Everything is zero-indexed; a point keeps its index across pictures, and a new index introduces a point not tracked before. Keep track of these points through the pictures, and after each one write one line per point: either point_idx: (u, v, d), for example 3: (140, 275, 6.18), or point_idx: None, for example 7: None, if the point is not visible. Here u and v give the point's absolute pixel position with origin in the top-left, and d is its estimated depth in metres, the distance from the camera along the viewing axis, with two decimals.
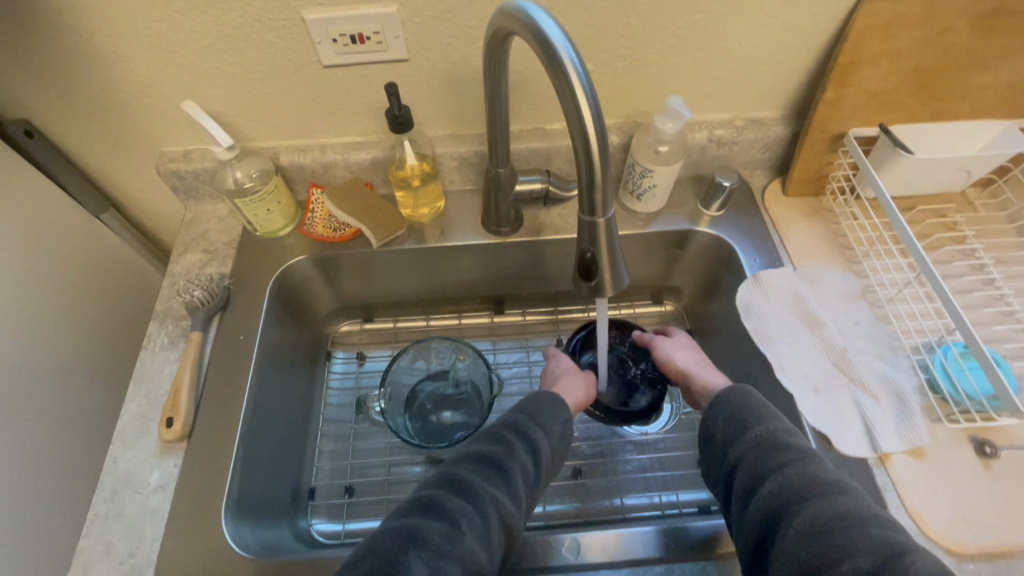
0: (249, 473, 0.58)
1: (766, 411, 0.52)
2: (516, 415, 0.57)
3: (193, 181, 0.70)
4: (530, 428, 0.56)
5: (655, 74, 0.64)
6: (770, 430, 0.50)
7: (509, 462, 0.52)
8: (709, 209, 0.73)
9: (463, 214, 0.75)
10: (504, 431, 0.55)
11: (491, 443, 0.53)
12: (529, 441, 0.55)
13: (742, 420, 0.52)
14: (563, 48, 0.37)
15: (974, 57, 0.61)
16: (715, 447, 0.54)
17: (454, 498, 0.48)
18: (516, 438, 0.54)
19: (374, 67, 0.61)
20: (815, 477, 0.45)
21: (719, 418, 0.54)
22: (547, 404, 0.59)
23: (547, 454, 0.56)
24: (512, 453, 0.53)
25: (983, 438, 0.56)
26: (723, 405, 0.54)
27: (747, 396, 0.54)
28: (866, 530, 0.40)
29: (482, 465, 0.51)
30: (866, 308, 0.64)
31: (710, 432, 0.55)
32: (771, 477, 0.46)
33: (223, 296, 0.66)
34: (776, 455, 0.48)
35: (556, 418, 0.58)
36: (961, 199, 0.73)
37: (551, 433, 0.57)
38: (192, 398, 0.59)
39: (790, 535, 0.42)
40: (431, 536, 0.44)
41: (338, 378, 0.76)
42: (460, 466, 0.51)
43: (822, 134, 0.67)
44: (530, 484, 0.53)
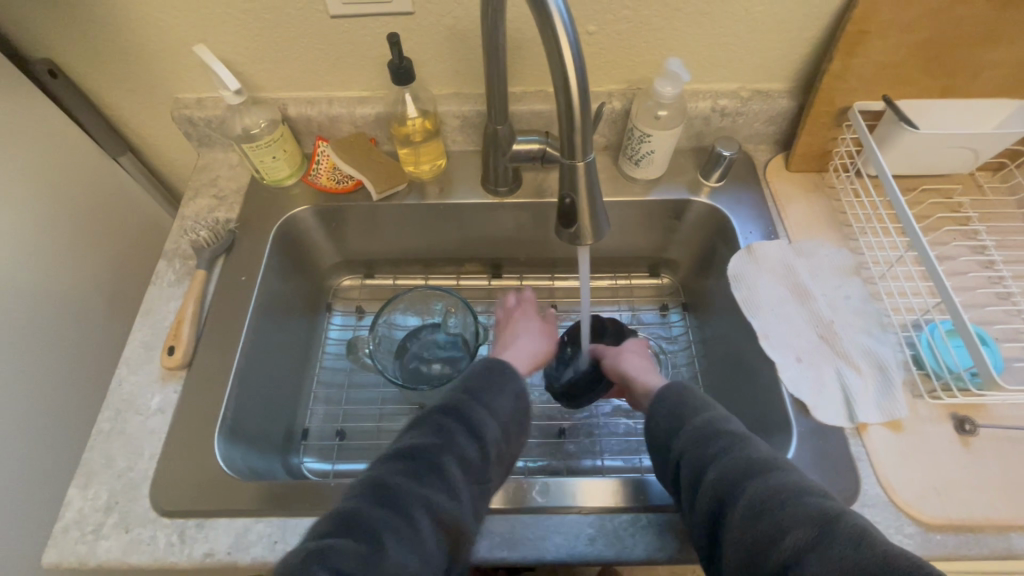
0: (243, 405, 0.61)
1: (700, 401, 0.51)
2: (455, 396, 0.52)
3: (205, 128, 0.72)
4: (472, 411, 0.50)
5: (659, 38, 0.64)
6: (705, 418, 0.49)
7: (445, 455, 0.47)
8: (709, 179, 0.73)
9: (465, 174, 0.76)
10: (440, 420, 0.50)
11: (423, 435, 0.48)
12: (469, 425, 0.50)
13: (679, 416, 0.51)
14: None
15: (990, 31, 0.59)
16: (660, 436, 0.52)
17: (377, 509, 0.43)
18: (452, 425, 0.49)
19: (379, 19, 0.62)
20: (753, 457, 0.44)
21: (659, 411, 0.53)
22: (489, 378, 0.54)
23: (496, 436, 0.51)
24: (450, 443, 0.48)
25: (964, 415, 0.56)
26: (660, 400, 0.53)
27: (683, 391, 0.53)
28: (803, 500, 0.39)
29: (408, 465, 0.46)
30: (859, 285, 0.64)
31: (654, 426, 0.53)
32: (712, 465, 0.45)
33: (228, 239, 0.68)
34: (715, 443, 0.46)
35: (503, 398, 0.53)
36: (969, 182, 0.72)
37: (499, 412, 0.52)
38: (194, 330, 0.62)
39: (737, 519, 0.41)
40: (345, 558, 0.39)
41: (337, 329, 0.79)
42: (385, 471, 0.46)
43: (827, 107, 0.66)
44: (475, 473, 0.48)
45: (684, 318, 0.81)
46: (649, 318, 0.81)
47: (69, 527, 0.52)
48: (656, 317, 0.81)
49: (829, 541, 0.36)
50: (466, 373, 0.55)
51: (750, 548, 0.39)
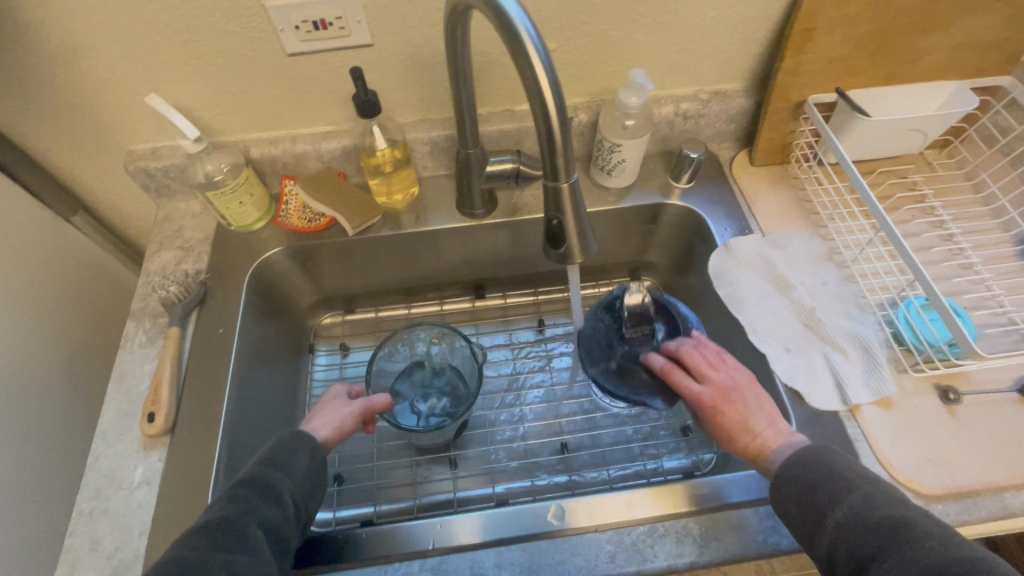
0: (236, 464, 0.58)
1: (847, 475, 0.45)
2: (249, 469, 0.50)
3: (163, 178, 0.69)
4: (271, 474, 0.50)
5: (618, 49, 0.65)
6: (864, 499, 0.42)
7: (249, 518, 0.45)
8: (679, 181, 0.74)
9: (439, 200, 0.75)
10: (241, 491, 0.47)
11: (224, 506, 0.45)
12: (269, 489, 0.48)
13: (817, 496, 0.45)
14: (522, 26, 0.37)
15: (924, 20, 0.63)
16: (794, 511, 0.46)
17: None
18: (256, 492, 0.48)
19: (339, 54, 0.60)
20: (943, 551, 0.37)
21: (790, 490, 0.46)
22: (286, 443, 0.53)
23: (297, 497, 0.50)
24: (253, 507, 0.46)
25: (947, 385, 0.58)
26: (792, 477, 0.47)
27: (820, 462, 0.47)
28: None
29: (209, 534, 0.43)
30: (834, 270, 0.66)
31: (790, 509, 0.46)
32: (891, 560, 0.38)
33: (200, 291, 0.65)
34: (874, 531, 0.40)
35: (301, 457, 0.53)
36: (920, 161, 0.76)
37: (297, 475, 0.51)
38: (173, 392, 0.59)
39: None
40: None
41: (322, 370, 0.77)
42: (177, 549, 0.42)
43: (783, 103, 0.69)
44: (279, 532, 0.47)
45: None
46: None
47: None
48: None
49: None
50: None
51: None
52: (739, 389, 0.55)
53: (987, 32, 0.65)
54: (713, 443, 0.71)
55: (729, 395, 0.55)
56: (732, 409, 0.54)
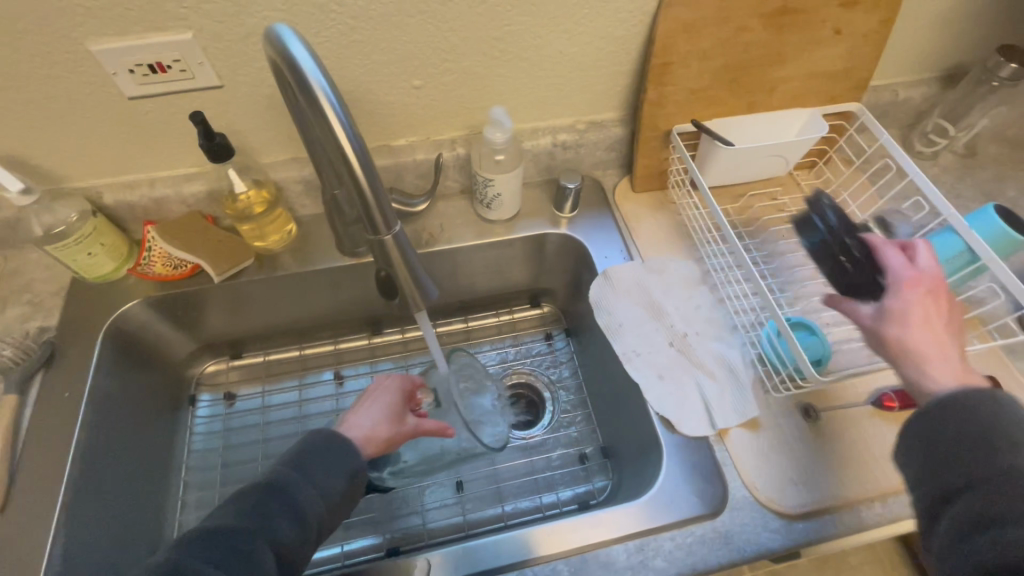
0: (79, 540, 0.54)
1: None
2: (278, 468, 0.46)
3: (5, 230, 0.64)
4: (296, 486, 0.45)
5: (486, 85, 0.65)
6: None
7: (258, 540, 0.41)
8: (563, 211, 0.75)
9: (320, 238, 0.73)
10: (261, 499, 0.43)
11: (238, 517, 0.42)
12: (291, 500, 0.44)
13: (992, 437, 0.37)
14: (326, 93, 0.36)
15: (771, 54, 0.66)
16: (945, 451, 0.38)
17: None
18: (276, 503, 0.44)
19: (184, 96, 0.57)
20: None
21: (953, 422, 0.39)
22: (322, 447, 0.48)
23: (318, 519, 0.45)
24: (267, 526, 0.42)
25: (808, 402, 0.60)
26: (968, 411, 0.38)
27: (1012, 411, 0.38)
28: None
29: (211, 550, 0.40)
30: (706, 293, 0.68)
31: (936, 429, 0.39)
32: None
33: (45, 350, 0.61)
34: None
35: (336, 473, 0.47)
36: (790, 182, 0.79)
37: (326, 490, 0.46)
38: (4, 469, 0.54)
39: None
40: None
41: (203, 423, 0.73)
42: (183, 553, 0.39)
43: (653, 132, 0.71)
44: (289, 556, 0.42)
45: (568, 343, 0.82)
46: (536, 349, 0.82)
47: None
48: (542, 346, 0.82)
49: None
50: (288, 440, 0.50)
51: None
52: (946, 301, 0.46)
53: (832, 62, 0.68)
54: (608, 470, 0.71)
55: (942, 296, 0.46)
56: (919, 302, 0.45)
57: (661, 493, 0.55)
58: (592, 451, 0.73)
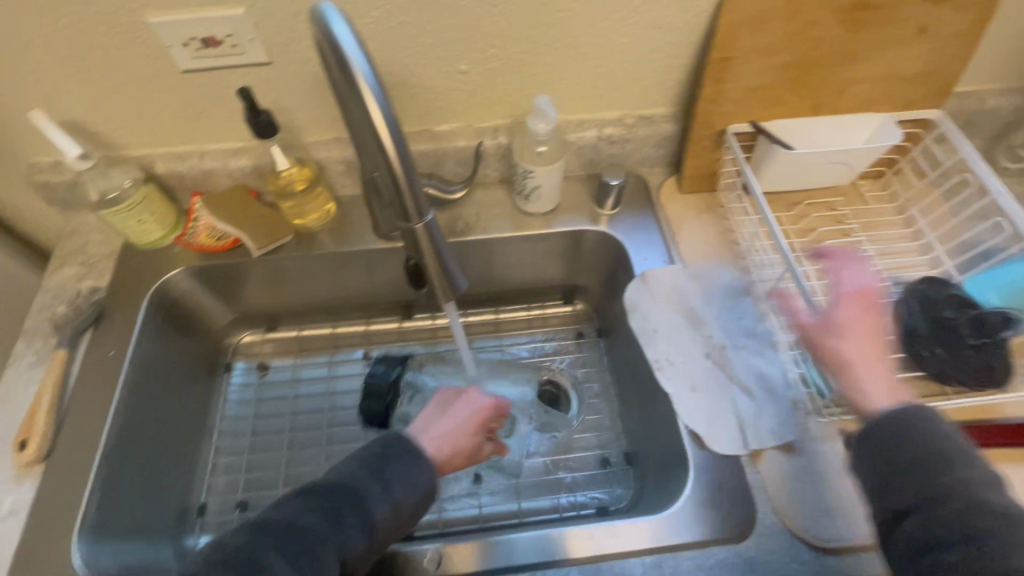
0: (113, 495, 0.56)
1: (953, 451, 0.43)
2: (355, 472, 0.45)
3: (66, 192, 0.67)
4: (369, 492, 0.44)
5: (533, 73, 0.63)
6: (961, 483, 0.41)
7: (329, 545, 0.41)
8: (604, 208, 0.72)
9: (358, 219, 0.73)
10: (339, 500, 0.44)
11: (313, 516, 0.42)
12: (362, 508, 0.44)
13: (926, 460, 0.43)
14: (365, 75, 0.35)
15: (845, 52, 0.61)
16: (894, 482, 0.43)
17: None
18: (348, 509, 0.43)
19: (235, 71, 0.58)
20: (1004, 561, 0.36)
21: (880, 442, 0.45)
22: (400, 455, 0.47)
23: (387, 525, 0.45)
24: (338, 529, 0.42)
25: (853, 430, 0.56)
26: (905, 440, 0.44)
27: (930, 424, 0.44)
28: None
29: (284, 542, 0.41)
30: (750, 305, 0.64)
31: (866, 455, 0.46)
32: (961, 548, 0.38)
33: (95, 310, 0.64)
34: (977, 520, 0.39)
35: (412, 485, 0.46)
36: (852, 192, 0.74)
37: (399, 500, 0.45)
38: (52, 419, 0.57)
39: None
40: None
41: (237, 390, 0.75)
42: (258, 540, 0.41)
43: (706, 131, 0.67)
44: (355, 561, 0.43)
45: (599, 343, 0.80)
46: (565, 346, 0.80)
47: None
48: (571, 344, 0.80)
49: None
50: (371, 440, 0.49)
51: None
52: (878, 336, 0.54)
53: (914, 64, 0.63)
54: (630, 478, 0.68)
55: (855, 304, 0.55)
56: (854, 314, 0.55)
57: (687, 510, 0.53)
58: (616, 456, 0.71)
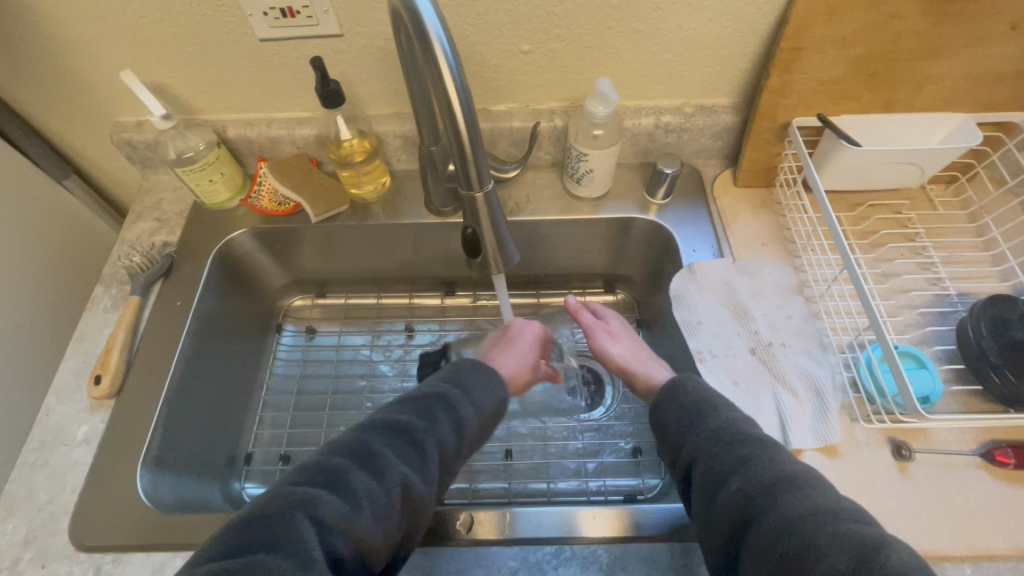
0: (172, 432, 0.61)
1: (722, 401, 0.50)
2: (442, 384, 0.52)
3: (145, 151, 0.72)
4: (456, 397, 0.51)
5: (594, 56, 0.63)
6: (727, 420, 0.48)
7: (426, 436, 0.48)
8: (655, 196, 0.72)
9: (410, 193, 0.75)
10: (432, 402, 0.50)
11: (408, 413, 0.49)
12: (453, 409, 0.50)
13: (694, 415, 0.50)
14: (440, 41, 0.36)
15: (927, 46, 0.58)
16: (670, 438, 0.51)
17: (359, 471, 0.44)
18: (439, 408, 0.50)
19: (308, 41, 0.61)
20: (782, 469, 0.42)
21: (674, 407, 0.52)
22: (474, 372, 0.54)
23: (474, 423, 0.51)
24: (432, 424, 0.48)
25: (902, 440, 0.54)
26: (679, 399, 0.52)
27: (701, 387, 0.53)
28: (843, 528, 0.37)
29: (393, 434, 0.47)
30: (801, 304, 0.62)
31: (665, 421, 0.52)
32: (736, 474, 0.43)
33: (165, 263, 0.68)
34: (740, 447, 0.45)
35: (488, 390, 0.54)
36: (920, 196, 0.71)
37: (480, 402, 0.52)
38: (123, 358, 0.61)
39: (762, 534, 0.39)
40: (329, 513, 0.41)
41: (285, 350, 0.79)
42: (368, 432, 0.47)
43: (768, 123, 0.65)
44: (448, 454, 0.49)
45: (638, 334, 0.79)
46: None
47: None
48: None
49: (870, 574, 0.34)
50: (454, 363, 0.56)
51: (777, 568, 0.37)
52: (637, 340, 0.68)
53: (1002, 63, 0.59)
54: (662, 468, 0.69)
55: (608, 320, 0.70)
56: (616, 323, 0.69)
57: None
58: (648, 447, 0.71)
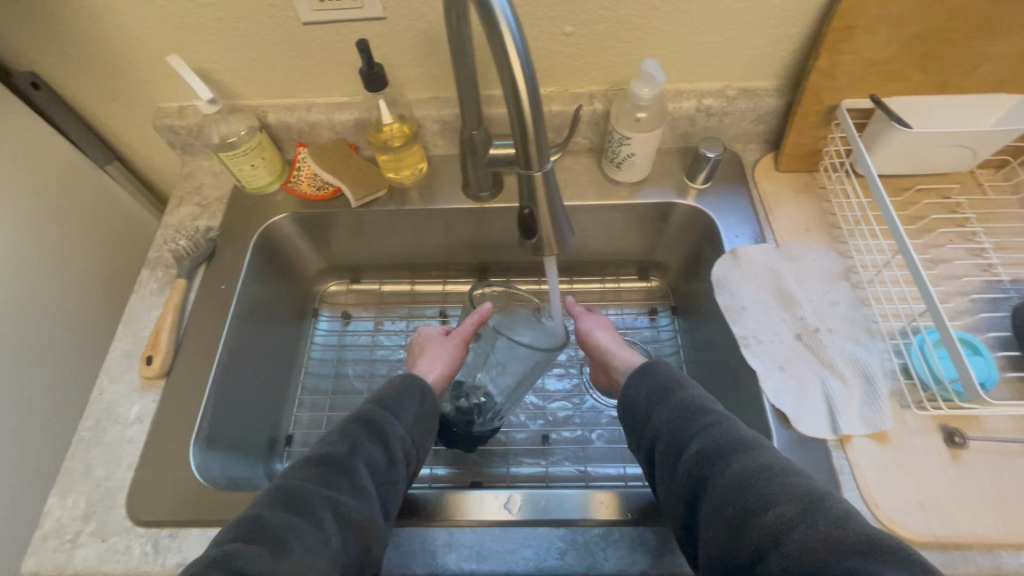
0: (221, 412, 0.62)
1: (686, 378, 0.54)
2: (365, 408, 0.54)
3: (187, 136, 0.73)
4: (382, 419, 0.53)
5: (638, 37, 0.62)
6: (693, 395, 0.51)
7: (354, 460, 0.49)
8: (694, 181, 0.71)
9: (446, 179, 0.75)
10: (357, 432, 0.51)
11: (332, 444, 0.50)
12: (376, 431, 0.52)
13: (662, 390, 0.53)
14: (505, 16, 0.36)
15: (986, 24, 0.56)
16: (636, 415, 0.54)
17: (282, 513, 0.44)
18: (363, 434, 0.51)
19: (351, 25, 0.60)
20: (737, 435, 0.46)
21: (643, 385, 0.54)
22: (403, 394, 0.56)
23: (403, 440, 0.53)
24: (358, 450, 0.50)
25: (954, 427, 0.54)
26: (647, 377, 0.55)
27: (667, 366, 0.56)
28: (785, 480, 0.41)
29: (320, 471, 0.48)
30: (847, 290, 0.62)
31: (632, 400, 0.55)
32: (696, 438, 0.47)
33: (209, 247, 0.69)
34: (700, 417, 0.48)
35: (410, 404, 0.56)
36: (969, 180, 0.69)
37: (405, 418, 0.55)
38: (172, 340, 0.63)
39: (718, 493, 0.43)
40: (257, 562, 0.40)
41: (322, 336, 0.79)
42: (291, 476, 0.47)
43: (815, 106, 0.64)
44: (381, 475, 0.50)
45: (673, 321, 0.78)
46: (638, 322, 0.79)
47: (47, 535, 0.53)
48: (645, 321, 0.79)
49: (812, 517, 0.38)
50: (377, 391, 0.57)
51: (729, 521, 0.41)
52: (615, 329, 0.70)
53: None
54: None
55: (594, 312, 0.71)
56: (598, 313, 0.71)
57: None
58: None
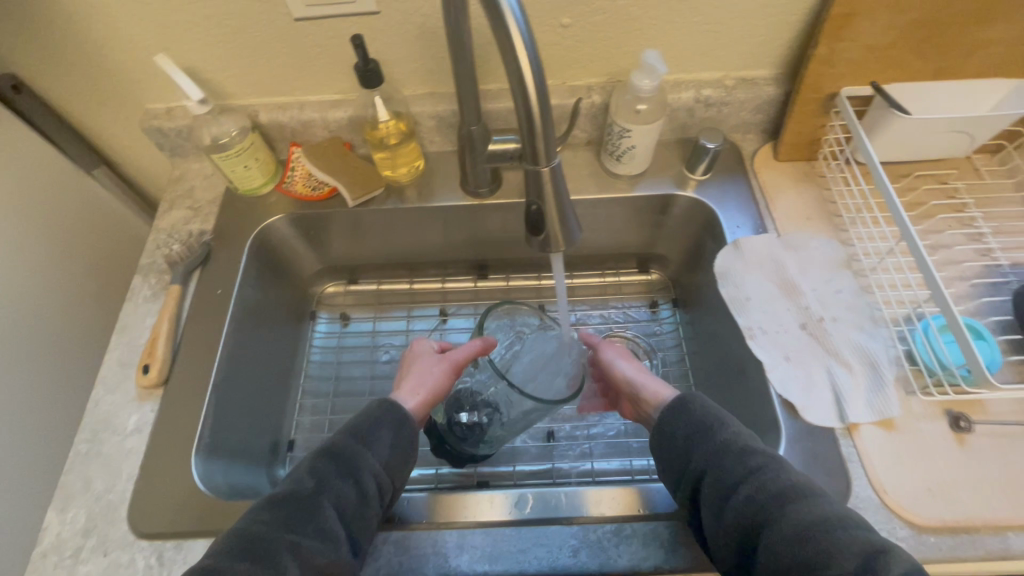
0: (222, 418, 0.61)
1: (722, 414, 0.51)
2: (339, 437, 0.51)
3: (177, 138, 0.71)
4: (357, 452, 0.50)
5: (637, 28, 0.61)
6: (736, 433, 0.48)
7: (323, 498, 0.46)
8: (695, 172, 0.70)
9: (444, 175, 0.74)
10: (327, 467, 0.48)
11: (297, 481, 0.47)
12: (345, 464, 0.49)
13: (702, 427, 0.50)
14: (510, 8, 0.35)
15: (982, 9, 0.56)
16: (675, 452, 0.51)
17: (239, 562, 0.41)
18: (334, 470, 0.48)
19: (344, 20, 0.59)
20: (791, 480, 0.43)
21: (682, 422, 0.51)
22: (383, 423, 0.53)
23: (378, 474, 0.50)
24: (326, 486, 0.47)
25: (959, 412, 0.54)
26: (683, 415, 0.52)
27: (703, 400, 0.53)
28: (841, 533, 0.39)
29: (283, 512, 0.44)
30: (850, 278, 0.62)
31: (665, 435, 0.52)
32: (745, 482, 0.45)
33: (203, 251, 0.67)
34: (749, 460, 0.46)
35: (386, 433, 0.52)
36: (965, 166, 0.69)
37: (381, 448, 0.51)
38: (168, 348, 0.61)
39: (773, 543, 0.41)
40: None
41: (322, 338, 0.78)
42: (252, 518, 0.44)
43: (814, 95, 0.64)
44: (351, 512, 0.47)
45: (675, 314, 0.78)
46: (640, 316, 0.79)
47: (47, 551, 0.51)
48: (646, 314, 0.79)
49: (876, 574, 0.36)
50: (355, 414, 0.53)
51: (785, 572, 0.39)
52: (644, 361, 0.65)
53: None
54: None
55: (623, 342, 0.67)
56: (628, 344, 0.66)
57: None
58: None
